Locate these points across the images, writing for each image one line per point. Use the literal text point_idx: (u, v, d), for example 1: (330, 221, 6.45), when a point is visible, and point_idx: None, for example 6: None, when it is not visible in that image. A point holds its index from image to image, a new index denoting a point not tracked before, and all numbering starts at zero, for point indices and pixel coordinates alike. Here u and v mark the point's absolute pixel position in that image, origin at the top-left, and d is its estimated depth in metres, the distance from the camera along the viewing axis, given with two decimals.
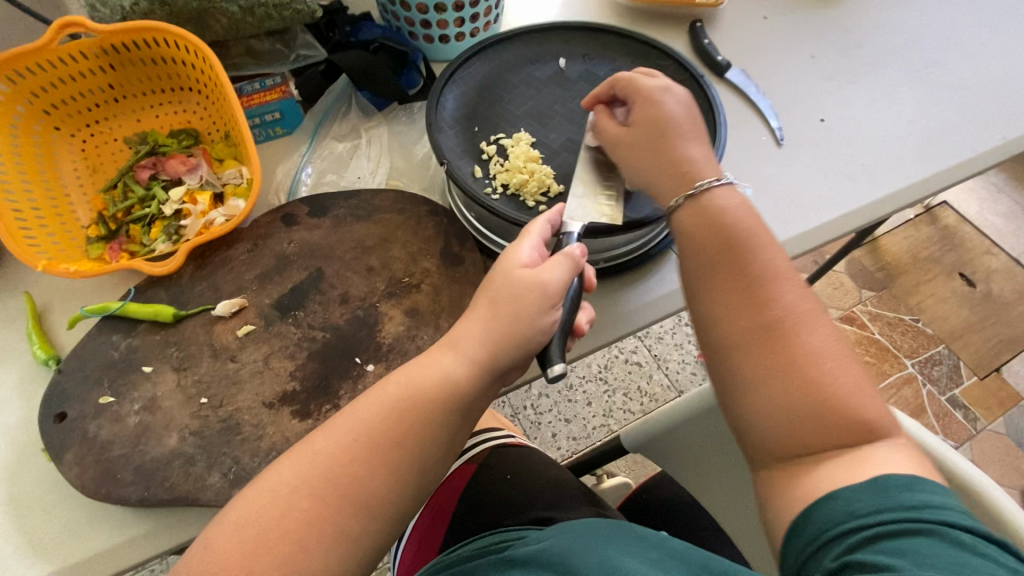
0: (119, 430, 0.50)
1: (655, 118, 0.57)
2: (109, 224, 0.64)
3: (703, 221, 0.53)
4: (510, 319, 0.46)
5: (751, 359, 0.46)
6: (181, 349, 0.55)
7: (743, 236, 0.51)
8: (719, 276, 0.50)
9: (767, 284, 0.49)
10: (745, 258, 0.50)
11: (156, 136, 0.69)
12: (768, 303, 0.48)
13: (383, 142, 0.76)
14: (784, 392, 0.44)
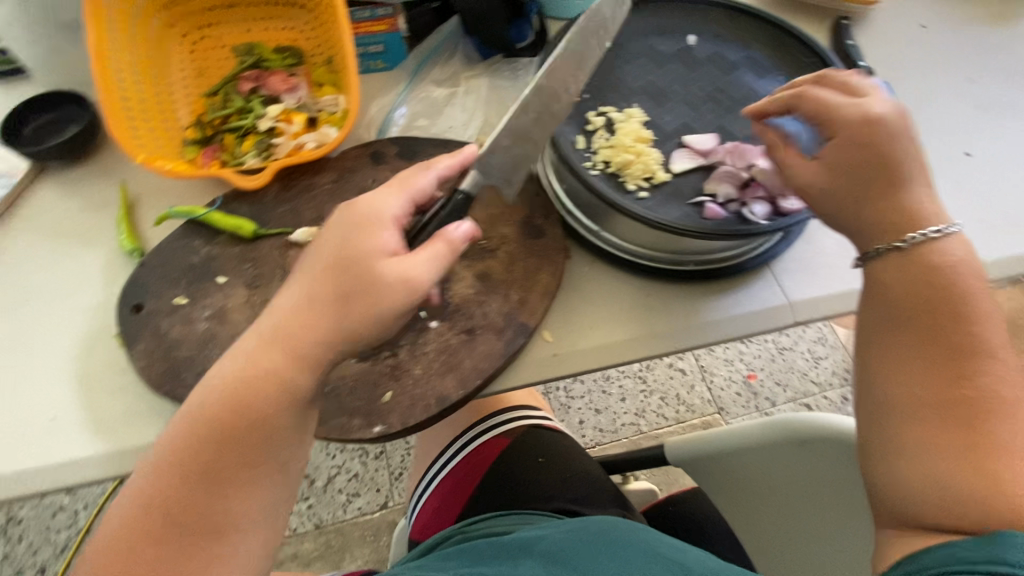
0: (188, 332, 0.51)
1: (877, 136, 0.45)
2: (206, 129, 0.64)
3: (909, 276, 0.45)
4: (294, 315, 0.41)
5: (916, 429, 0.42)
6: (255, 267, 0.55)
7: (951, 301, 0.44)
8: (898, 338, 0.45)
9: (964, 357, 0.42)
10: (947, 327, 0.43)
11: (263, 49, 0.68)
12: (963, 381, 0.42)
13: (481, 94, 0.73)
14: (935, 461, 0.41)
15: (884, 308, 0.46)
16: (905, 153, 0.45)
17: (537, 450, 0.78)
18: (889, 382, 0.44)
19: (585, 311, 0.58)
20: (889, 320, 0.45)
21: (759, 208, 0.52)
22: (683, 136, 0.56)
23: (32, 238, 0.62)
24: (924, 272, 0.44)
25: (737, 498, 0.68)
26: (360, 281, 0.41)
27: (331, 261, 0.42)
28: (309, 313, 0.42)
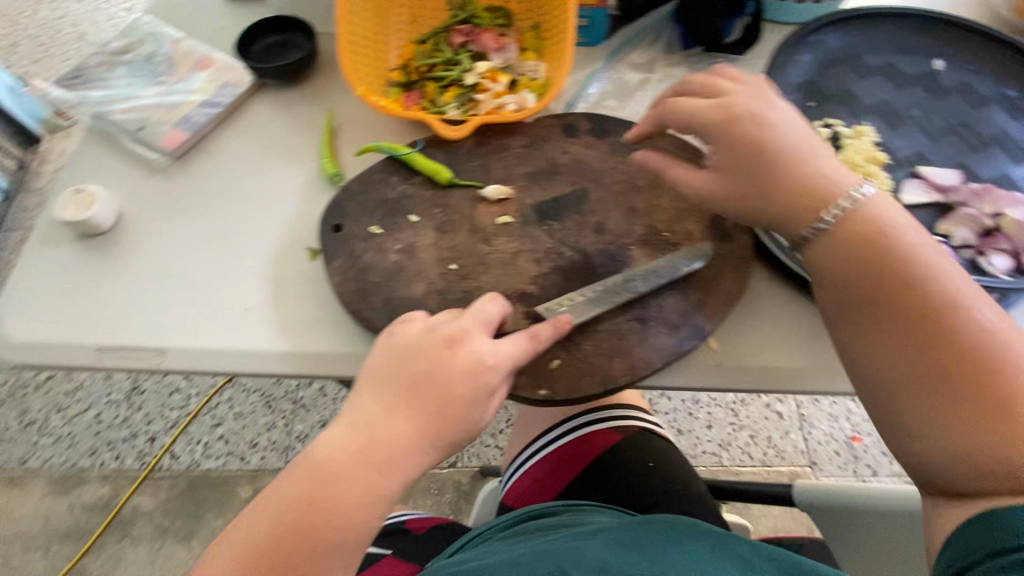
0: (379, 260, 0.54)
1: (800, 143, 0.46)
2: (412, 74, 0.67)
3: (852, 243, 0.43)
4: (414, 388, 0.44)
5: (907, 399, 0.40)
6: (445, 213, 0.57)
7: (900, 268, 0.42)
8: (869, 316, 0.42)
9: (907, 309, 0.40)
10: (931, 325, 0.40)
11: (477, 6, 0.69)
12: (955, 365, 0.38)
13: (676, 85, 0.71)
14: (931, 415, 0.38)
15: (864, 325, 0.43)
16: (774, 148, 0.46)
17: (644, 453, 0.77)
18: (900, 393, 0.40)
19: (756, 327, 0.55)
20: (843, 311, 0.44)
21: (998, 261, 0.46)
22: (917, 166, 0.52)
23: (242, 142, 0.66)
24: (865, 253, 0.43)
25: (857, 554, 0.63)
26: (442, 377, 0.45)
27: (434, 350, 0.45)
28: (410, 401, 0.44)
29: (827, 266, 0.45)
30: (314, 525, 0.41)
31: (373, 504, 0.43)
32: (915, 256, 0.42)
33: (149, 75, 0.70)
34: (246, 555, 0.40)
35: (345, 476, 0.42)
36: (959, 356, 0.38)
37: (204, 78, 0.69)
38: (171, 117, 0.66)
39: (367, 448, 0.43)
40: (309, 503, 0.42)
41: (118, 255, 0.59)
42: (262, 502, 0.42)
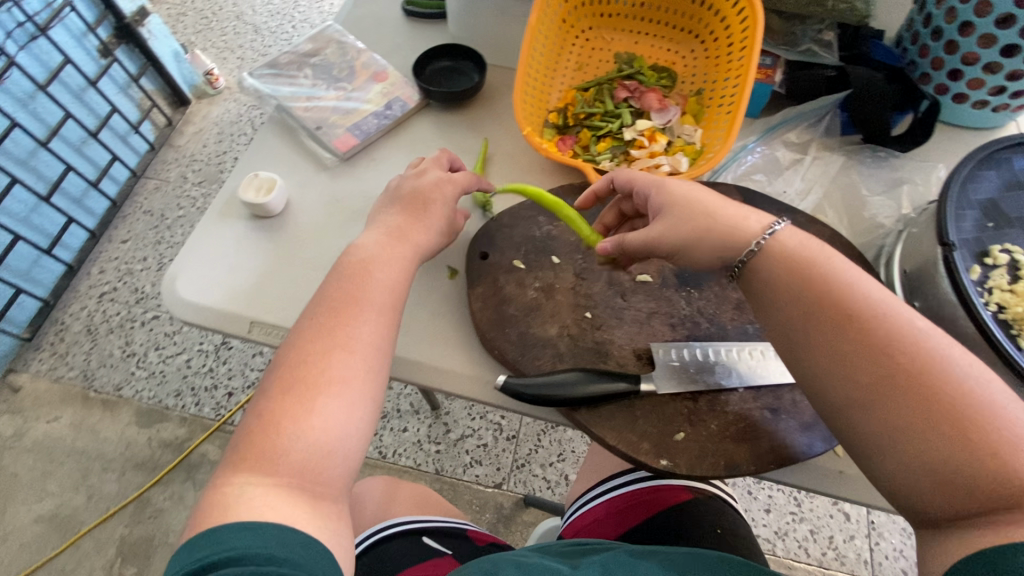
0: (518, 295, 0.57)
1: (801, 262, 0.46)
2: (570, 118, 0.70)
3: (790, 267, 0.46)
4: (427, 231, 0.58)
5: (871, 419, 0.40)
6: (586, 261, 0.59)
7: (832, 286, 0.44)
8: (822, 336, 0.44)
9: (846, 322, 0.43)
10: (903, 385, 0.39)
11: (644, 64, 0.71)
12: (953, 422, 0.37)
13: (829, 171, 0.69)
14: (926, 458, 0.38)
15: (846, 383, 0.42)
16: (721, 216, 0.49)
17: (715, 519, 0.74)
18: (887, 453, 0.40)
19: None
20: (855, 387, 0.41)
21: None
22: None
23: (404, 156, 0.71)
24: (843, 325, 0.43)
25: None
26: (417, 191, 0.59)
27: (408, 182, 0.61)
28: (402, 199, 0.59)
29: (824, 354, 0.43)
30: (335, 322, 0.50)
31: (382, 313, 0.51)
32: (870, 309, 0.42)
33: (331, 79, 0.76)
34: (292, 361, 0.47)
35: (342, 282, 0.52)
36: (948, 417, 0.38)
37: (377, 90, 0.75)
38: (345, 121, 0.72)
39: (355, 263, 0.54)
40: (336, 307, 0.50)
41: (281, 237, 0.65)
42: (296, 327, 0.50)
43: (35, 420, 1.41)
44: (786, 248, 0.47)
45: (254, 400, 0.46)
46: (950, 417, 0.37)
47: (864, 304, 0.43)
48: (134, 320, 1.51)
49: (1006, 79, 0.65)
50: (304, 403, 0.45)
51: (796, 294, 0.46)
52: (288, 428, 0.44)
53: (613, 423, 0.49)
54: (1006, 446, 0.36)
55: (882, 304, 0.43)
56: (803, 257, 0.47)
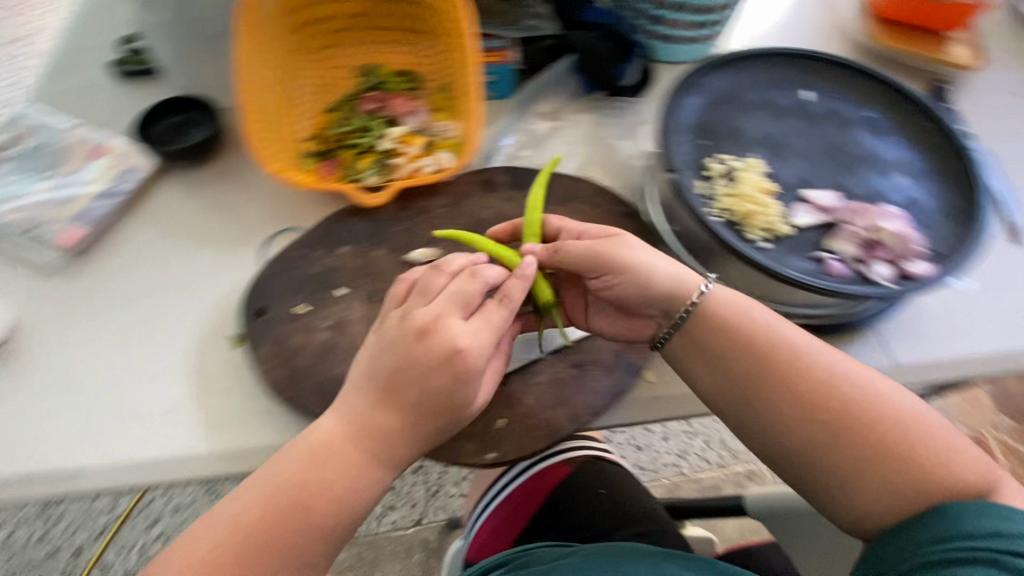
0: (308, 342, 0.53)
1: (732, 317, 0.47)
2: (326, 143, 0.67)
3: (723, 323, 0.47)
4: (386, 372, 0.44)
5: (836, 464, 0.42)
6: (373, 283, 0.56)
7: (766, 339, 0.45)
8: (767, 386, 0.44)
9: (789, 374, 0.44)
10: (845, 429, 0.42)
11: (384, 72, 0.71)
12: (883, 449, 0.41)
13: (584, 129, 0.74)
14: (889, 489, 0.40)
15: (796, 437, 0.43)
16: (660, 272, 0.49)
17: (598, 480, 0.77)
18: (846, 488, 0.42)
19: None
20: (805, 439, 0.43)
21: (883, 270, 0.51)
22: (802, 190, 0.56)
23: (153, 233, 0.64)
24: (781, 382, 0.44)
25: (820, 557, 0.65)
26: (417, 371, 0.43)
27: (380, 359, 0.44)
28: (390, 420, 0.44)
29: (772, 413, 0.44)
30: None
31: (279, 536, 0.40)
32: (798, 361, 0.44)
33: (36, 169, 0.65)
34: None
35: (292, 520, 0.41)
36: (888, 452, 0.41)
37: (100, 167, 0.65)
38: (66, 213, 0.62)
39: (299, 503, 0.41)
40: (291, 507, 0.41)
41: (21, 368, 0.54)
42: (233, 509, 0.41)
43: None
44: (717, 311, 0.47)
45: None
46: (885, 450, 0.41)
47: (807, 359, 0.44)
48: None
49: (693, 14, 0.74)
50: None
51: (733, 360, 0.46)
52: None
53: None
54: (935, 466, 0.40)
55: (822, 354, 0.44)
56: (726, 314, 0.47)
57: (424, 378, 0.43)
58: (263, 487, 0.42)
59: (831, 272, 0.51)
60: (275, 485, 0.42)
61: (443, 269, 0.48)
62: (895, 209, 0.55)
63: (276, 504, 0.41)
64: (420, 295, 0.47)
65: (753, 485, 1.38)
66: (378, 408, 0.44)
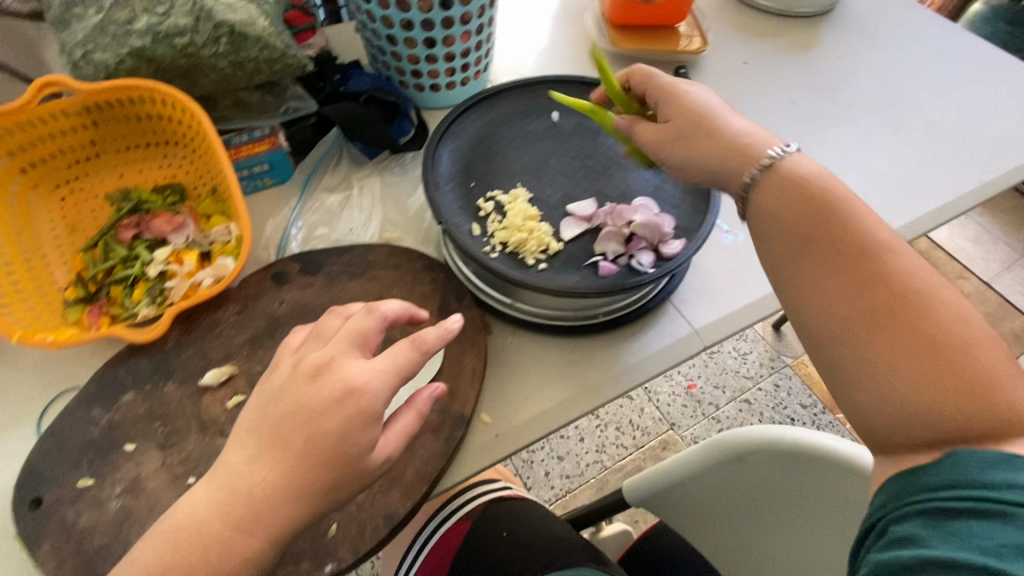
0: (99, 517, 0.47)
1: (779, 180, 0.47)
2: (89, 285, 0.61)
3: (788, 196, 0.46)
4: (279, 416, 0.40)
5: (871, 350, 0.39)
6: (167, 424, 0.51)
7: (842, 219, 0.44)
8: (830, 266, 0.43)
9: (875, 261, 0.41)
10: (894, 315, 0.39)
11: (140, 192, 0.66)
12: (948, 370, 0.37)
13: (375, 192, 0.75)
14: (919, 382, 0.37)
15: (829, 316, 0.42)
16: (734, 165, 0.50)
17: (499, 523, 0.76)
18: (863, 382, 0.39)
19: (515, 383, 0.60)
20: (844, 319, 0.41)
21: (646, 258, 0.56)
22: (567, 205, 0.61)
23: None
24: (821, 263, 0.43)
25: (699, 522, 0.68)
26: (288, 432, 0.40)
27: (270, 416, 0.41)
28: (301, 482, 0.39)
29: (798, 271, 0.44)
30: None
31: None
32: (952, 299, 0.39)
33: None
34: None
35: None
36: (952, 371, 0.37)
37: None
38: None
39: None
40: None
41: None
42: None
43: None
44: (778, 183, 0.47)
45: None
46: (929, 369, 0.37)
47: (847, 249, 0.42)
48: None
49: (446, 61, 0.78)
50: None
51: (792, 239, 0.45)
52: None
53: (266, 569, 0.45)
54: (995, 372, 0.37)
55: (878, 237, 0.43)
56: (808, 203, 0.45)
57: (314, 422, 0.39)
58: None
59: (602, 274, 0.56)
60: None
61: (342, 312, 0.47)
62: (645, 199, 0.61)
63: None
64: (317, 339, 0.45)
65: (669, 453, 1.46)
66: (262, 465, 0.39)
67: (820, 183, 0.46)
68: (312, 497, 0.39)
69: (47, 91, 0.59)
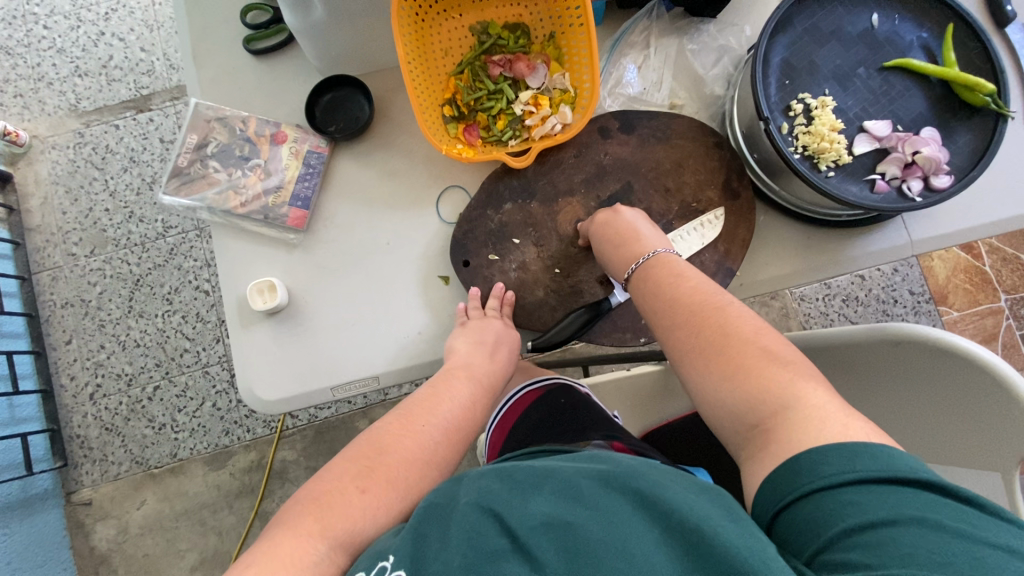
0: (506, 280, 0.77)
1: (636, 235, 0.70)
2: (463, 109, 0.80)
3: (650, 269, 0.68)
4: (470, 332, 0.73)
5: (700, 364, 0.58)
6: (537, 231, 0.78)
7: (624, 228, 0.71)
8: (643, 273, 0.68)
9: (629, 244, 0.70)
10: (746, 360, 0.55)
11: (499, 30, 0.79)
12: (756, 368, 0.54)
13: (670, 55, 0.84)
14: (739, 402, 0.54)
15: (684, 343, 0.61)
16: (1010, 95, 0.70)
17: (560, 397, 0.89)
18: (710, 388, 0.57)
19: (760, 250, 0.81)
20: (681, 351, 0.61)
21: (915, 185, 0.71)
22: (864, 121, 0.72)
23: (347, 203, 0.82)
24: (641, 269, 0.68)
25: (869, 389, 0.85)
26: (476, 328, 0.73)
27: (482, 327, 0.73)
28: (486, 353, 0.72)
29: (631, 277, 0.69)
30: (434, 419, 0.64)
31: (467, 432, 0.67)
32: (703, 298, 0.62)
33: (239, 163, 0.81)
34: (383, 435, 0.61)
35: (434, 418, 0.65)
36: (728, 351, 0.57)
37: (287, 153, 0.81)
38: (283, 198, 0.80)
39: (445, 417, 0.65)
40: (441, 416, 0.65)
41: (302, 319, 0.79)
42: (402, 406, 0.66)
43: (126, 513, 1.62)
44: (617, 227, 0.71)
45: (348, 452, 0.59)
46: (757, 369, 0.54)
47: (700, 282, 0.65)
48: (140, 399, 1.65)
49: None
50: (367, 493, 0.54)
51: (647, 275, 0.68)
52: (355, 512, 0.52)
53: (605, 332, 0.75)
54: (752, 375, 0.54)
55: (663, 255, 0.69)
56: (672, 261, 0.68)
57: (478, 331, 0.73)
58: (418, 397, 0.67)
59: (877, 191, 0.71)
60: (429, 399, 0.67)
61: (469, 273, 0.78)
62: (933, 132, 0.71)
63: (427, 407, 0.65)
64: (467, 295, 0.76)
65: (774, 302, 1.68)
66: (466, 344, 0.72)
67: (625, 222, 0.71)
68: (493, 364, 0.73)
69: None
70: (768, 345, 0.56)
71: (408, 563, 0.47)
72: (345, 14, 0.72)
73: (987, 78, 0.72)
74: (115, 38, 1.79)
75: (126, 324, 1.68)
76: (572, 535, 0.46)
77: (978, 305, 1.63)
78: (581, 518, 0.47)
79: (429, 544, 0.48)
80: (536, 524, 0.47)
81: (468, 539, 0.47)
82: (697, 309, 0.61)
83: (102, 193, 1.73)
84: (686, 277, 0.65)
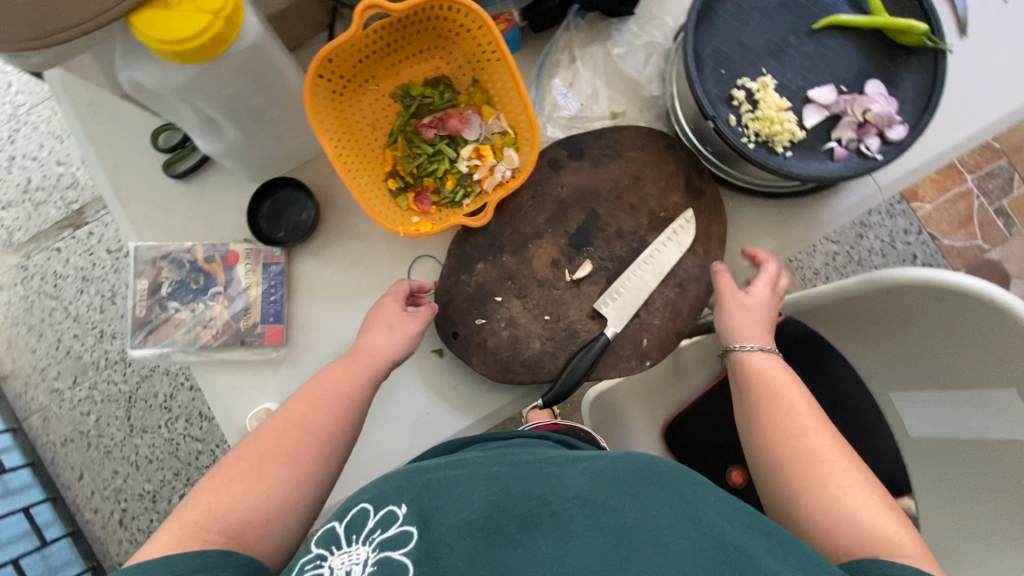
0: (499, 340, 0.76)
1: (731, 318, 0.71)
2: (407, 178, 0.78)
3: (750, 369, 0.67)
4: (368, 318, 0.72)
5: (786, 468, 0.58)
6: (516, 283, 0.76)
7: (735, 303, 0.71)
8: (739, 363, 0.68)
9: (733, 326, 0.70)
10: (831, 486, 0.54)
11: (422, 90, 0.76)
12: (843, 496, 0.53)
13: (599, 65, 0.81)
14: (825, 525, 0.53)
15: (767, 445, 0.60)
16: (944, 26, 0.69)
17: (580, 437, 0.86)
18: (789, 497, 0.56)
19: (734, 236, 0.81)
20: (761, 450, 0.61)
21: (873, 143, 0.70)
22: (807, 92, 0.71)
23: (319, 304, 0.79)
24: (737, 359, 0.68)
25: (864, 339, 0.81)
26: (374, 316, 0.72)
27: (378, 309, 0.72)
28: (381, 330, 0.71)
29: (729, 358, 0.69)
30: (321, 404, 0.63)
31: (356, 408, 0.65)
32: (794, 408, 0.61)
33: (196, 296, 0.78)
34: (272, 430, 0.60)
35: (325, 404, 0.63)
36: (816, 472, 0.56)
37: (243, 272, 0.78)
38: (254, 319, 0.77)
39: (331, 401, 0.63)
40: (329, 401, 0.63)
41: None
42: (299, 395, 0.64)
43: None
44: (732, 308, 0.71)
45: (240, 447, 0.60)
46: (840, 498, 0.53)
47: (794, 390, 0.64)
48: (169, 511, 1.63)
49: None
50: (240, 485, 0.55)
51: (746, 367, 0.67)
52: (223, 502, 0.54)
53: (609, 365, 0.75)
54: (836, 502, 0.53)
55: (767, 352, 0.68)
56: (773, 360, 0.67)
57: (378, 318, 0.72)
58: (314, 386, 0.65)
59: (837, 158, 0.70)
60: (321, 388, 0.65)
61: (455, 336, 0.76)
62: (877, 85, 0.70)
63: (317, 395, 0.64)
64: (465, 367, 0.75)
65: None
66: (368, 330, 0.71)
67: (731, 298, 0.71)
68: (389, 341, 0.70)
69: (366, 13, 0.64)
70: (851, 479, 0.55)
71: (417, 519, 0.45)
72: (260, 125, 0.69)
73: (918, 14, 0.70)
74: (27, 159, 1.69)
75: (132, 444, 1.65)
76: (611, 518, 0.43)
77: (949, 191, 1.61)
78: (623, 504, 0.45)
79: (447, 499, 0.47)
80: (573, 501, 0.45)
81: (499, 502, 0.46)
82: (783, 418, 0.61)
83: (66, 321, 1.67)
84: (784, 381, 0.64)
